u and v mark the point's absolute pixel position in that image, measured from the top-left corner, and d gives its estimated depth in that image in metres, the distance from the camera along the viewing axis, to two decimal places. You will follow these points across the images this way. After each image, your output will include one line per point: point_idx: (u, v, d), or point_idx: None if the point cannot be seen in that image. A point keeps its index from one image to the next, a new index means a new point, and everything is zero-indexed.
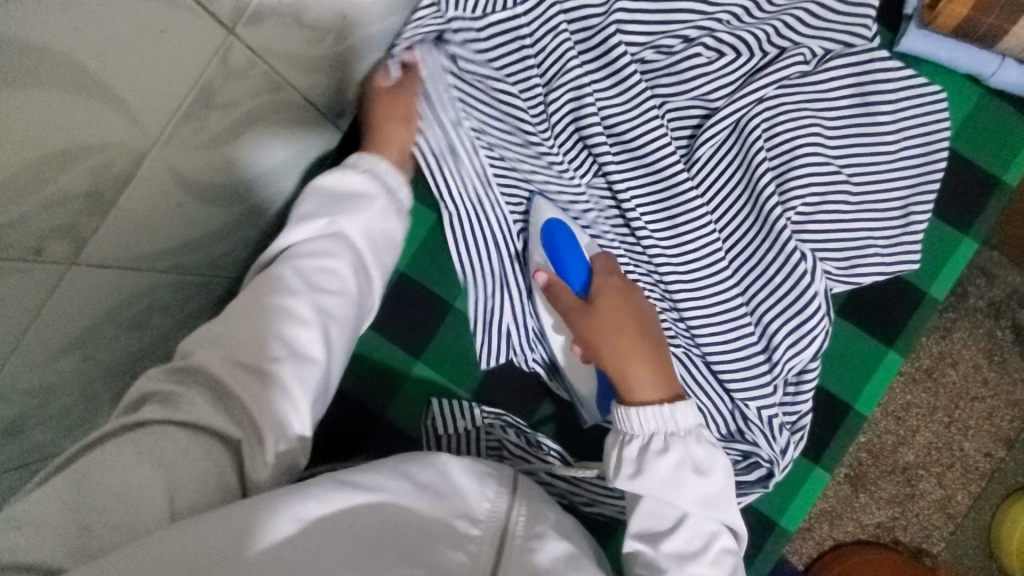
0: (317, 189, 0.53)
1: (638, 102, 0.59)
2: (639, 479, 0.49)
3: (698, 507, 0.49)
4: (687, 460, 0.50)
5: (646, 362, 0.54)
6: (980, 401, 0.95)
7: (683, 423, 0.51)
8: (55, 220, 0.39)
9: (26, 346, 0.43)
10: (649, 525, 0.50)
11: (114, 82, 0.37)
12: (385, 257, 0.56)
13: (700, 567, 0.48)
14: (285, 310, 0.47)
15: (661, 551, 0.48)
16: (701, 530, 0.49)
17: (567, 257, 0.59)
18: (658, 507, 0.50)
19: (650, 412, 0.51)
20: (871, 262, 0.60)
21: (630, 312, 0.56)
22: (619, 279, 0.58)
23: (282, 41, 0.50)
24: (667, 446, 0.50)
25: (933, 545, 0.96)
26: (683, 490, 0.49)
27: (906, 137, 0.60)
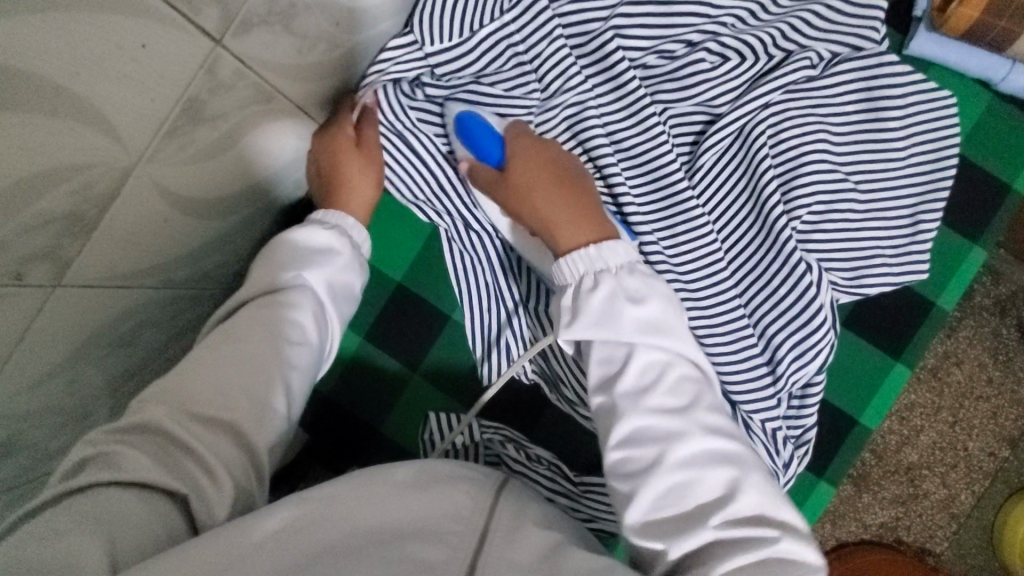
0: (282, 247, 0.53)
1: (638, 109, 0.57)
2: (576, 326, 0.47)
3: (643, 335, 0.47)
4: (620, 291, 0.47)
5: (570, 211, 0.51)
6: (984, 401, 0.94)
7: (611, 261, 0.49)
8: (36, 244, 0.38)
9: (12, 370, 0.42)
10: (604, 372, 0.47)
11: (94, 102, 0.36)
12: (346, 309, 0.55)
13: (658, 397, 0.45)
14: (241, 362, 0.47)
15: (617, 394, 0.46)
16: (655, 359, 0.47)
17: (476, 131, 0.54)
18: (608, 349, 0.47)
19: (579, 258, 0.49)
20: (879, 273, 0.59)
21: (547, 168, 0.53)
22: (532, 141, 0.54)
23: (270, 52, 0.48)
24: (596, 282, 0.47)
25: (935, 544, 0.95)
26: (622, 320, 0.47)
27: (916, 143, 0.59)
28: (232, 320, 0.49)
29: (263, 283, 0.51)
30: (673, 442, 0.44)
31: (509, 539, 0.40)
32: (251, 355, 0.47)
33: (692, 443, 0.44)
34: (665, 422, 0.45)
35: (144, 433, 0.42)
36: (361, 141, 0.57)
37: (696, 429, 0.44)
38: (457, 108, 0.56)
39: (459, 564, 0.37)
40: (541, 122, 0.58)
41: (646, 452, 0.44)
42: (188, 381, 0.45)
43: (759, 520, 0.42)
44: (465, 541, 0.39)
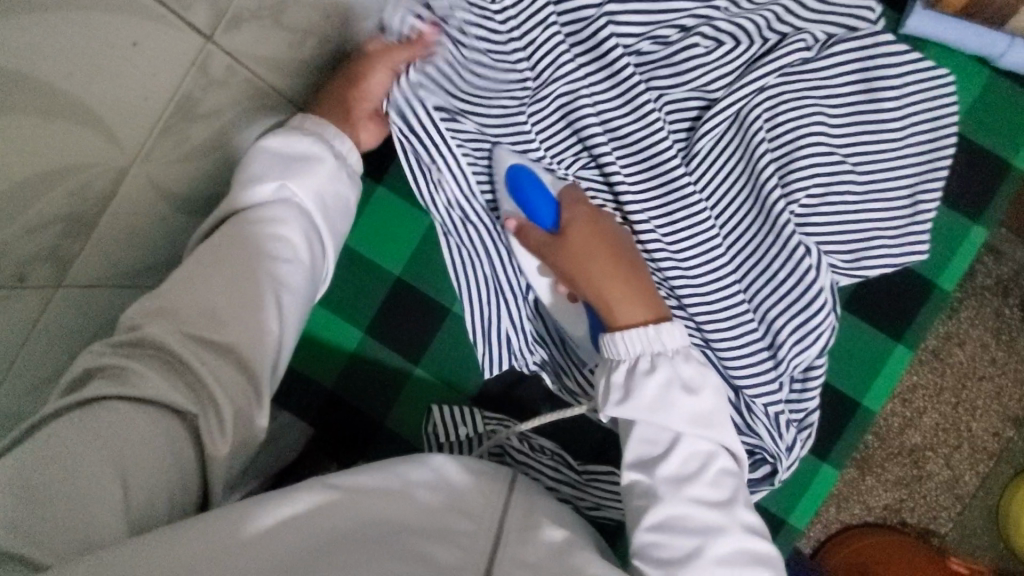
0: (263, 152, 0.51)
1: (633, 96, 0.57)
2: (627, 403, 0.50)
3: (690, 426, 0.49)
4: (675, 378, 0.50)
5: (625, 286, 0.53)
6: (987, 381, 0.94)
7: (668, 342, 0.51)
8: (36, 246, 0.38)
9: (17, 372, 0.42)
10: (644, 450, 0.50)
11: (89, 102, 0.36)
12: (338, 222, 0.54)
13: (699, 488, 0.48)
14: (234, 282, 0.46)
15: (658, 477, 0.49)
16: (698, 451, 0.50)
17: (533, 197, 0.56)
18: (652, 431, 0.50)
19: (636, 336, 0.51)
20: (878, 255, 0.58)
21: (603, 240, 0.54)
22: (590, 210, 0.56)
23: (262, 47, 0.48)
24: (654, 365, 0.50)
25: (940, 525, 0.96)
26: (675, 410, 0.50)
27: (914, 122, 0.58)
28: (221, 232, 0.48)
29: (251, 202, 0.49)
30: (713, 537, 0.47)
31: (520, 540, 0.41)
32: (247, 254, 0.47)
33: (729, 540, 0.47)
34: (708, 516, 0.47)
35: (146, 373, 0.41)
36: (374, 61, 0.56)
37: (735, 526, 0.47)
38: (508, 158, 0.58)
39: (475, 565, 0.38)
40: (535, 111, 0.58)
41: (685, 540, 0.46)
42: (198, 298, 0.44)
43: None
44: (480, 545, 0.40)
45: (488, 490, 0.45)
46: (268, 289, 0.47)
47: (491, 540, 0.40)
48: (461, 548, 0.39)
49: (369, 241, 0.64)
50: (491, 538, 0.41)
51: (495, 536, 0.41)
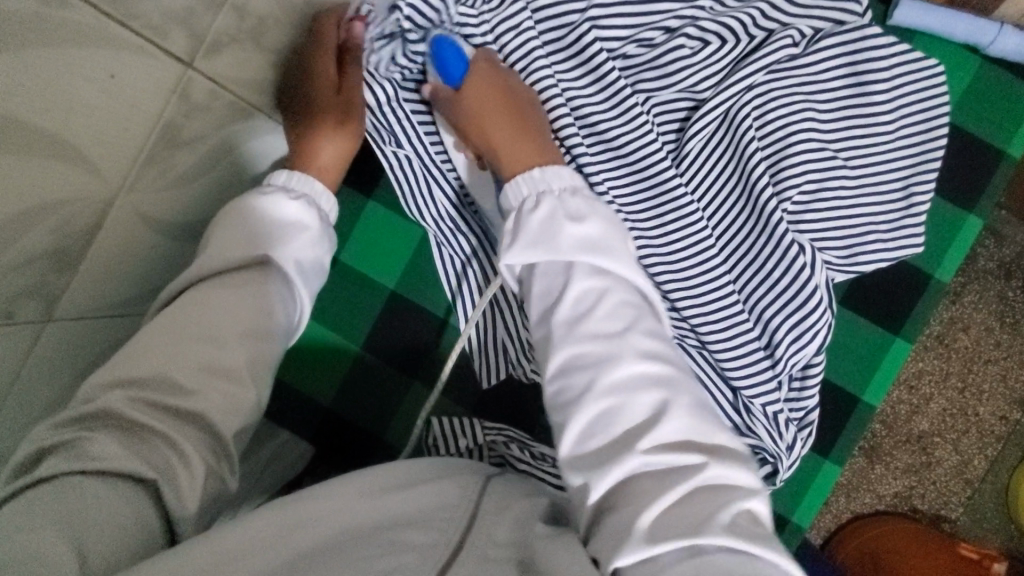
0: (241, 213, 0.50)
1: (619, 99, 0.56)
2: (517, 243, 0.48)
3: (580, 254, 0.47)
4: (561, 212, 0.48)
5: (523, 140, 0.52)
6: (992, 364, 0.93)
7: (556, 183, 0.50)
8: (23, 282, 0.38)
9: (14, 405, 0.43)
10: (542, 303, 0.47)
11: (68, 138, 0.36)
12: (316, 283, 0.53)
13: (594, 324, 0.45)
14: (200, 355, 0.45)
15: (554, 322, 0.46)
16: (595, 287, 0.46)
17: (438, 50, 0.53)
18: (547, 278, 0.47)
19: (523, 180, 0.50)
20: (873, 249, 0.58)
21: (501, 95, 0.53)
22: (492, 65, 0.53)
23: (243, 70, 0.47)
24: (539, 202, 0.48)
25: (951, 511, 0.95)
26: (561, 238, 0.47)
27: (904, 114, 0.57)
28: (195, 291, 0.47)
29: (227, 258, 0.48)
30: (606, 367, 0.43)
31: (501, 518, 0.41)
32: (226, 314, 0.47)
33: (624, 367, 0.43)
34: (600, 347, 0.44)
35: (121, 425, 0.41)
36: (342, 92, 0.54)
37: (628, 352, 0.44)
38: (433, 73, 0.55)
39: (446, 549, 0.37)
40: None
41: (580, 379, 0.44)
42: (172, 363, 0.44)
43: (687, 444, 0.41)
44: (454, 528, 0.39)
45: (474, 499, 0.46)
46: (244, 355, 0.46)
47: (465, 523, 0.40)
48: (437, 530, 0.39)
49: (361, 255, 0.64)
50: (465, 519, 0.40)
51: (467, 522, 0.40)
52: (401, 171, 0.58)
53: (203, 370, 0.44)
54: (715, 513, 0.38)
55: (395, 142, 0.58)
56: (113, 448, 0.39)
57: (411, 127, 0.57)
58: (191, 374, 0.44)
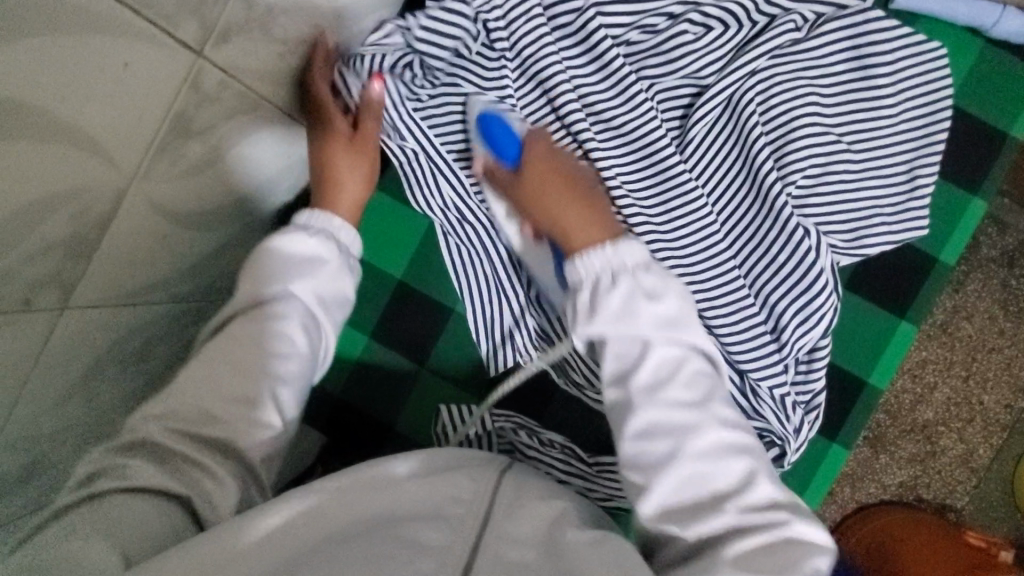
0: (265, 254, 0.54)
1: (624, 86, 0.57)
2: (595, 320, 0.49)
3: (658, 331, 0.49)
4: (637, 288, 0.50)
5: (588, 217, 0.54)
6: (996, 353, 0.94)
7: (629, 258, 0.51)
8: (40, 270, 0.39)
9: (30, 389, 0.44)
10: (617, 366, 0.50)
11: (86, 128, 0.36)
12: (340, 315, 0.56)
13: (674, 392, 0.48)
14: (232, 391, 0.49)
15: (633, 387, 0.49)
16: (670, 356, 0.49)
17: (495, 129, 0.56)
18: (624, 345, 0.50)
19: (595, 256, 0.51)
20: (878, 231, 0.58)
21: (563, 175, 0.55)
22: (548, 145, 0.56)
23: (253, 60, 0.48)
24: (615, 280, 0.50)
25: (956, 499, 0.96)
26: (641, 316, 0.49)
27: (906, 98, 0.58)
28: (225, 331, 0.52)
29: (252, 299, 0.53)
30: (690, 435, 0.47)
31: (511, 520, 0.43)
32: (254, 349, 0.51)
33: (705, 435, 0.47)
34: (683, 415, 0.48)
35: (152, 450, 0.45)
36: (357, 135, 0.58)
37: (711, 420, 0.48)
38: (477, 104, 0.58)
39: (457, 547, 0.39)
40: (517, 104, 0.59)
41: (664, 444, 0.47)
42: (201, 401, 0.48)
43: (775, 507, 0.46)
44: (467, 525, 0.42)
45: (480, 484, 0.47)
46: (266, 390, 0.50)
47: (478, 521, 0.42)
48: (447, 525, 0.41)
49: (369, 245, 0.65)
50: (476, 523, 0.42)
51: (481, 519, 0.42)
52: (409, 164, 0.60)
53: (228, 404, 0.49)
54: (801, 562, 0.43)
55: (398, 136, 0.59)
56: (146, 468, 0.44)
57: (416, 121, 0.59)
58: (219, 406, 0.48)
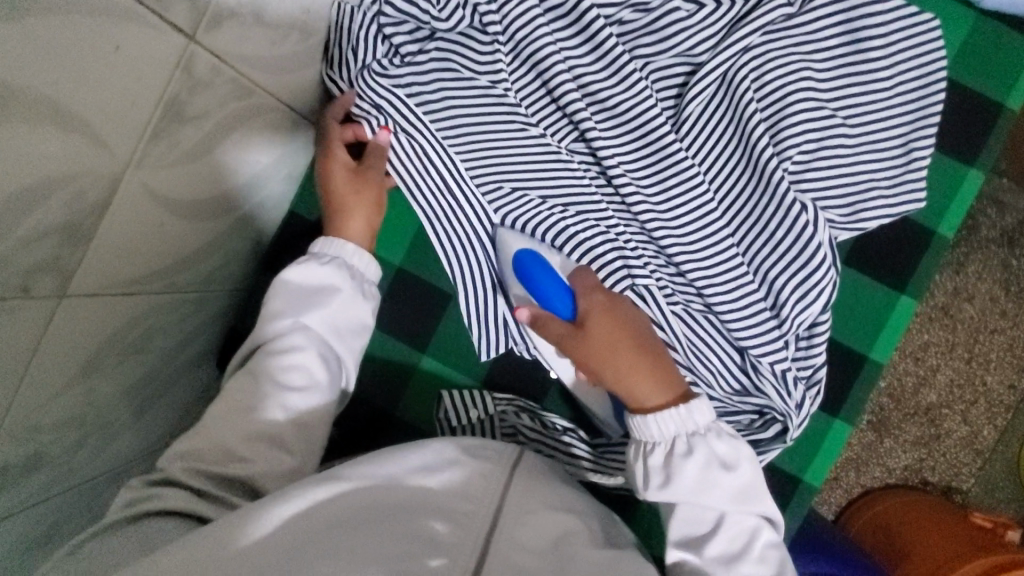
0: (285, 285, 0.58)
1: (619, 68, 0.57)
2: (671, 487, 0.50)
3: (732, 504, 0.51)
4: (714, 458, 0.51)
5: (647, 372, 0.54)
6: (999, 334, 0.93)
7: (700, 421, 0.52)
8: (37, 255, 0.39)
9: (32, 376, 0.44)
10: (690, 533, 0.51)
11: (81, 112, 0.37)
12: (356, 342, 0.60)
13: (748, 566, 0.49)
14: (254, 416, 0.52)
15: (707, 556, 0.49)
16: (742, 527, 0.50)
17: (542, 280, 0.57)
18: (696, 512, 0.51)
19: (667, 417, 0.52)
20: (875, 206, 0.58)
21: (618, 327, 0.55)
22: (601, 293, 0.56)
23: (246, 45, 0.48)
24: (690, 448, 0.51)
25: (962, 482, 0.95)
26: (716, 489, 0.50)
27: (901, 71, 0.57)
28: (250, 362, 0.56)
29: (272, 330, 0.57)
30: None
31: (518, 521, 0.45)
32: (273, 378, 0.54)
33: None
34: None
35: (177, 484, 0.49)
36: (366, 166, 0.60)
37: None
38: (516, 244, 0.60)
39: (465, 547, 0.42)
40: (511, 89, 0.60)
41: None
42: (224, 437, 0.51)
43: None
44: (476, 524, 0.44)
45: (483, 478, 0.48)
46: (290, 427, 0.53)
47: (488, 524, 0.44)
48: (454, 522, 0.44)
49: None
50: (487, 523, 0.44)
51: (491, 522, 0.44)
52: (399, 148, 0.60)
53: (250, 436, 0.51)
54: None
55: (387, 120, 0.59)
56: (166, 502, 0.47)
57: (404, 104, 0.59)
58: (239, 439, 0.51)
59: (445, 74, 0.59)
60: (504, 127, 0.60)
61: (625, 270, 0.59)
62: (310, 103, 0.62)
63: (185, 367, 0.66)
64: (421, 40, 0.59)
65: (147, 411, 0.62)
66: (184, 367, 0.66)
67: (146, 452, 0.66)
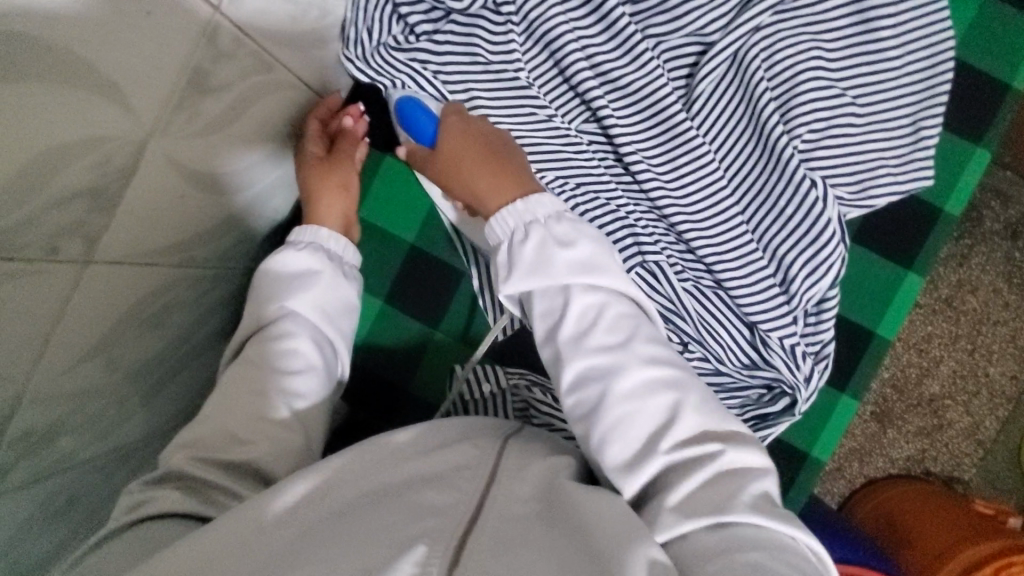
0: (267, 277, 0.59)
1: (632, 48, 0.58)
2: (516, 274, 0.51)
3: (575, 276, 0.51)
4: (550, 237, 0.52)
5: (499, 184, 0.55)
6: (1001, 325, 0.94)
7: (539, 212, 0.53)
8: (64, 217, 0.40)
9: (57, 343, 0.45)
10: (548, 323, 0.51)
11: (110, 75, 0.37)
12: (345, 325, 0.60)
13: (598, 336, 0.50)
14: (256, 407, 0.53)
15: (561, 339, 0.50)
16: (593, 303, 0.51)
17: (407, 111, 0.58)
18: (549, 298, 0.52)
19: (508, 213, 0.53)
20: (883, 183, 0.59)
21: (477, 145, 0.56)
22: (460, 116, 0.58)
23: (267, 18, 0.48)
24: (527, 233, 0.52)
25: (964, 472, 0.96)
26: (556, 264, 0.51)
27: (911, 51, 0.58)
28: (243, 353, 0.56)
29: (263, 321, 0.57)
30: (614, 377, 0.48)
31: (519, 474, 0.45)
32: (270, 368, 0.55)
33: (633, 375, 0.48)
34: (607, 358, 0.49)
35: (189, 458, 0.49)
36: (340, 151, 0.63)
37: (633, 359, 0.49)
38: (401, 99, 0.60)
39: None
40: (525, 69, 0.61)
41: (594, 390, 0.48)
42: (238, 412, 0.52)
43: (701, 437, 0.46)
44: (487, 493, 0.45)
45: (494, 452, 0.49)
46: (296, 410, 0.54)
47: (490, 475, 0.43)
48: None
49: (382, 213, 0.66)
50: (489, 472, 0.44)
51: (490, 475, 0.44)
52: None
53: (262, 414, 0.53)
54: (738, 494, 0.42)
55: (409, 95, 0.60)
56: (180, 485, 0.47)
57: (423, 78, 0.59)
58: (250, 418, 0.52)
59: (459, 50, 0.60)
60: (519, 104, 0.60)
61: (635, 247, 0.60)
62: (326, 83, 0.63)
63: (201, 344, 0.67)
64: (436, 18, 0.60)
65: (163, 386, 0.63)
66: (200, 345, 0.67)
67: (164, 428, 0.67)
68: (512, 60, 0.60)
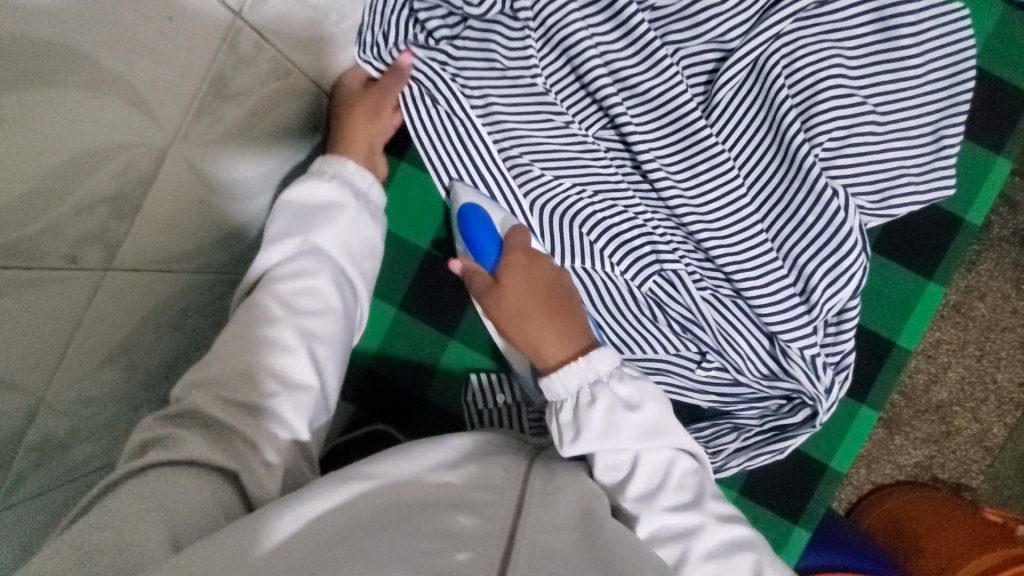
0: (287, 206, 0.56)
1: (650, 54, 0.58)
2: (583, 439, 0.51)
3: (642, 442, 0.52)
4: (618, 402, 0.52)
5: (560, 336, 0.56)
6: (1011, 331, 0.93)
7: (603, 369, 0.54)
8: (84, 227, 0.39)
9: (74, 351, 0.44)
10: (612, 479, 0.53)
11: (132, 83, 0.37)
12: (367, 266, 0.59)
13: (668, 496, 0.51)
14: (271, 344, 0.52)
15: (629, 499, 0.52)
16: (659, 462, 0.53)
17: (471, 234, 0.59)
18: (613, 457, 0.53)
19: (570, 372, 0.54)
20: (905, 192, 0.58)
21: (542, 289, 0.57)
22: (526, 253, 0.58)
23: (288, 24, 0.48)
24: (594, 398, 0.52)
25: (970, 479, 0.96)
26: (623, 429, 0.52)
27: (932, 58, 0.57)
28: (256, 293, 0.53)
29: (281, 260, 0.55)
30: (692, 537, 0.50)
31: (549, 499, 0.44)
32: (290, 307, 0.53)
33: (708, 535, 0.50)
34: (681, 518, 0.50)
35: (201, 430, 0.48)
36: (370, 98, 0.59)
37: (708, 519, 0.50)
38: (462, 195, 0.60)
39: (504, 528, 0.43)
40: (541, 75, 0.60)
41: (669, 550, 0.50)
42: None
43: None
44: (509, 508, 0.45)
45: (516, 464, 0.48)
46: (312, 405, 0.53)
47: (517, 500, 0.43)
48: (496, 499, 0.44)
49: (399, 220, 0.65)
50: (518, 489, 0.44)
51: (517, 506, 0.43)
52: (438, 126, 0.60)
53: None
54: None
55: (425, 103, 0.59)
56: (195, 451, 0.46)
57: (437, 86, 0.59)
58: None
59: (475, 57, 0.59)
60: (535, 110, 0.60)
61: (652, 255, 0.60)
62: None
63: None
64: (451, 24, 0.59)
65: None
66: None
67: None
68: (529, 66, 0.59)
